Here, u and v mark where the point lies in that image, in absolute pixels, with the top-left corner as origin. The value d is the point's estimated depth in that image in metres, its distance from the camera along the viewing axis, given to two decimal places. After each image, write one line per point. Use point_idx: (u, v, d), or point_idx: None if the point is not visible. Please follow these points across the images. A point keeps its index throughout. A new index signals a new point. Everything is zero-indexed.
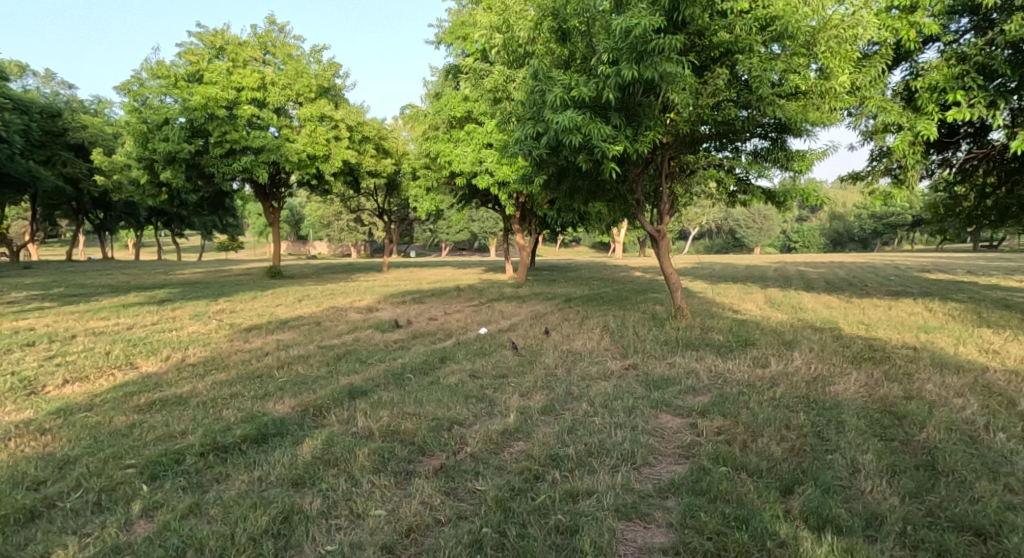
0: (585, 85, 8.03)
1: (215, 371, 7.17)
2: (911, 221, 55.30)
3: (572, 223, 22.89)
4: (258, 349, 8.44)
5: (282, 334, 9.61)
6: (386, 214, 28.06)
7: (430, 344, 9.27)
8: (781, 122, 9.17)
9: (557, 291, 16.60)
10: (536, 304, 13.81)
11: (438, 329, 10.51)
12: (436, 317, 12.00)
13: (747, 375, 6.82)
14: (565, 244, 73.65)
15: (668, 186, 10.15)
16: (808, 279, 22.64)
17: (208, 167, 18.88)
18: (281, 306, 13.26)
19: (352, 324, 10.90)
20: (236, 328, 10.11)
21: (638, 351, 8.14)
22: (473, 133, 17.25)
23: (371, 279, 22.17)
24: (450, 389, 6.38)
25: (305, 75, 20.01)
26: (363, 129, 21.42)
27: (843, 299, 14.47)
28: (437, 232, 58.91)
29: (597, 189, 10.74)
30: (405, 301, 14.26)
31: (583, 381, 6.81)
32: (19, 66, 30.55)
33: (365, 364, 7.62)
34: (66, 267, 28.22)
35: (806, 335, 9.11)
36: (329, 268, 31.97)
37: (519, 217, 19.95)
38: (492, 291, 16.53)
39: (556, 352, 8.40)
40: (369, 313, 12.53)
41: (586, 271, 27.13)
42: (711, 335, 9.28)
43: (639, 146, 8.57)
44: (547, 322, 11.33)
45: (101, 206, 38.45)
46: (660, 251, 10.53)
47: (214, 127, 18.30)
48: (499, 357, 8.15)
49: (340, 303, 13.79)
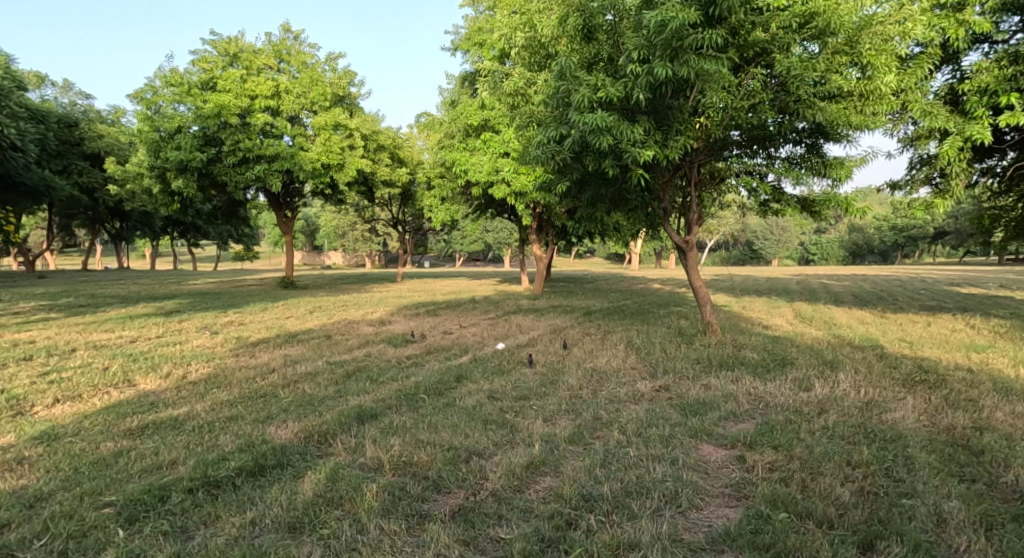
0: (614, 84, 7.72)
1: (216, 389, 6.70)
2: (933, 233, 54.17)
3: (590, 233, 22.38)
4: (264, 365, 7.98)
5: (291, 348, 9.15)
6: (401, 224, 27.72)
7: (445, 360, 8.79)
8: (819, 127, 8.67)
9: (577, 303, 16.06)
10: (555, 318, 13.29)
11: (454, 344, 10.03)
12: (451, 330, 11.52)
13: (792, 399, 6.26)
14: (579, 255, 73.12)
15: (696, 194, 9.65)
16: (834, 293, 21.92)
17: (221, 176, 18.61)
18: (292, 318, 12.83)
19: (364, 338, 10.44)
20: (243, 342, 9.66)
21: (669, 371, 7.60)
22: (490, 141, 16.85)
23: (385, 290, 21.75)
24: (467, 412, 5.88)
25: (320, 83, 19.74)
26: (378, 138, 21.08)
27: (877, 314, 13.82)
28: (451, 243, 58.59)
29: (621, 197, 10.28)
30: (419, 314, 13.80)
31: (612, 404, 6.28)
32: (37, 77, 30.67)
33: (376, 382, 7.13)
34: (80, 276, 28.10)
35: (847, 355, 8.52)
36: (344, 279, 31.66)
37: (536, 228, 19.46)
38: (509, 303, 16.04)
39: (580, 371, 7.88)
40: (381, 326, 12.08)
41: (603, 283, 26.57)
42: (745, 354, 8.73)
43: (670, 151, 8.09)
44: (567, 337, 10.80)
45: (117, 215, 38.42)
46: (688, 263, 9.98)
47: (227, 135, 18.07)
48: (519, 375, 7.64)
49: (353, 315, 13.35)
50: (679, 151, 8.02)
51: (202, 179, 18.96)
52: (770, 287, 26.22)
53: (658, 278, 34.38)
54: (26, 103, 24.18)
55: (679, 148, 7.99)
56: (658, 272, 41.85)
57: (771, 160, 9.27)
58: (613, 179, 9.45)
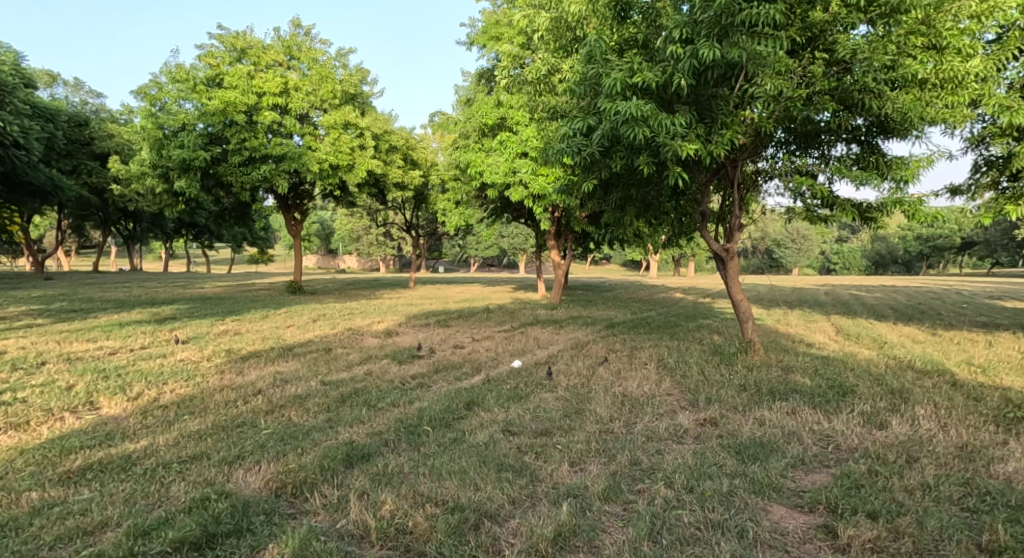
0: (652, 68, 6.78)
1: (189, 414, 5.79)
2: (961, 243, 52.38)
3: (611, 240, 21.38)
4: (250, 384, 7.07)
5: (286, 364, 8.23)
6: (414, 228, 26.83)
7: (457, 379, 7.86)
8: (882, 121, 7.64)
9: (597, 314, 15.06)
10: (576, 331, 12.30)
11: (466, 360, 9.08)
12: (463, 344, 10.54)
13: (868, 441, 5.26)
14: (595, 262, 72.11)
15: (739, 195, 8.63)
16: (869, 306, 20.71)
17: (226, 176, 17.83)
18: (293, 328, 11.93)
19: (367, 351, 9.53)
20: (234, 354, 8.77)
21: (713, 400, 6.62)
22: (507, 141, 15.92)
23: (395, 297, 20.85)
24: (479, 452, 4.95)
25: (330, 80, 18.89)
26: (390, 138, 20.23)
27: (927, 331, 12.68)
28: (465, 247, 57.80)
29: (651, 198, 9.29)
30: (429, 324, 12.87)
31: (651, 443, 5.32)
32: (49, 75, 30.25)
33: (376, 408, 6.21)
34: (87, 278, 27.46)
35: (914, 382, 7.49)
36: (356, 284, 30.84)
37: (554, 233, 18.48)
38: (525, 313, 15.07)
39: (609, 397, 6.92)
40: (388, 337, 11.16)
41: (622, 292, 25.51)
42: (795, 379, 7.72)
43: (714, 147, 7.10)
44: (591, 354, 9.80)
45: (128, 216, 37.92)
46: (730, 272, 8.97)
47: (233, 134, 17.31)
48: (540, 402, 6.68)
49: (358, 325, 12.45)
50: (725, 147, 7.03)
51: (207, 179, 18.19)
52: (797, 298, 25.03)
53: (678, 287, 33.19)
54: (33, 100, 23.56)
55: (725, 143, 7.00)
56: (677, 281, 40.73)
57: (815, 158, 8.22)
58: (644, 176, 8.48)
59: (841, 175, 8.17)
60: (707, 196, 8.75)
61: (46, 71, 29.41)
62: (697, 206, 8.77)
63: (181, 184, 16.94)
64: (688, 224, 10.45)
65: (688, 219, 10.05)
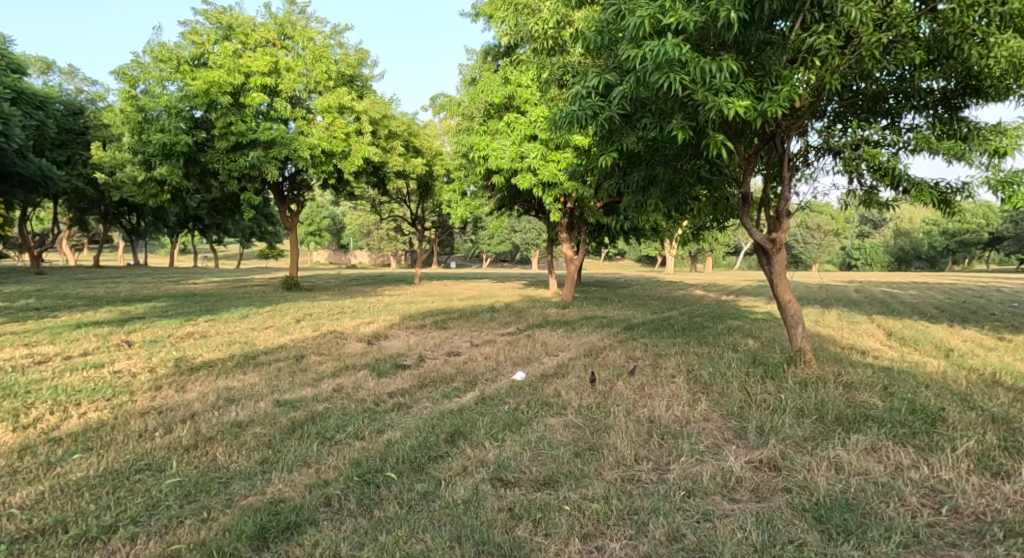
0: (689, 6, 5.42)
1: (80, 451, 4.43)
2: (989, 239, 49.26)
3: (628, 232, 19.87)
4: (184, 405, 5.68)
5: (240, 377, 6.84)
6: (420, 221, 25.51)
7: (446, 397, 6.47)
8: (973, 76, 6.20)
9: (614, 314, 13.61)
10: (590, 333, 10.86)
11: (460, 371, 7.70)
12: (460, 351, 9.14)
13: (995, 503, 3.86)
14: (608, 258, 70.59)
15: (788, 172, 7.19)
16: (910, 305, 18.94)
17: (212, 164, 16.66)
18: (271, 330, 10.56)
19: (346, 359, 8.16)
20: (184, 363, 7.40)
21: (767, 434, 5.19)
22: (514, 122, 14.56)
23: (397, 294, 19.48)
24: (455, 521, 3.58)
25: (324, 60, 17.50)
26: (389, 123, 18.83)
27: (992, 335, 11.06)
28: (477, 244, 56.42)
29: (677, 181, 7.95)
30: (425, 326, 11.48)
31: (692, 504, 3.92)
32: (44, 63, 29.22)
33: (332, 439, 4.85)
34: (80, 272, 26.32)
35: (1013, 406, 5.99)
36: (361, 280, 29.55)
37: (566, 226, 17.01)
38: (534, 313, 13.68)
39: (632, 426, 5.48)
40: (375, 342, 9.78)
41: (639, 289, 23.90)
42: (861, 399, 6.26)
43: (769, 106, 5.68)
44: (608, 363, 8.38)
45: (129, 211, 36.84)
46: (776, 267, 7.50)
47: (220, 117, 16.14)
48: (545, 432, 5.27)
49: (345, 326, 11.05)
50: (781, 106, 5.65)
51: (192, 167, 17.01)
52: (826, 295, 23.27)
53: (697, 283, 31.42)
54: (18, 85, 22.34)
55: (782, 100, 5.64)
56: (695, 278, 38.84)
57: (884, 128, 6.78)
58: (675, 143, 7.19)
59: (915, 146, 6.69)
60: (749, 173, 7.32)
61: (40, 58, 28.34)
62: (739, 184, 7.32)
63: (162, 171, 15.73)
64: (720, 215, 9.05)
65: (720, 208, 8.63)
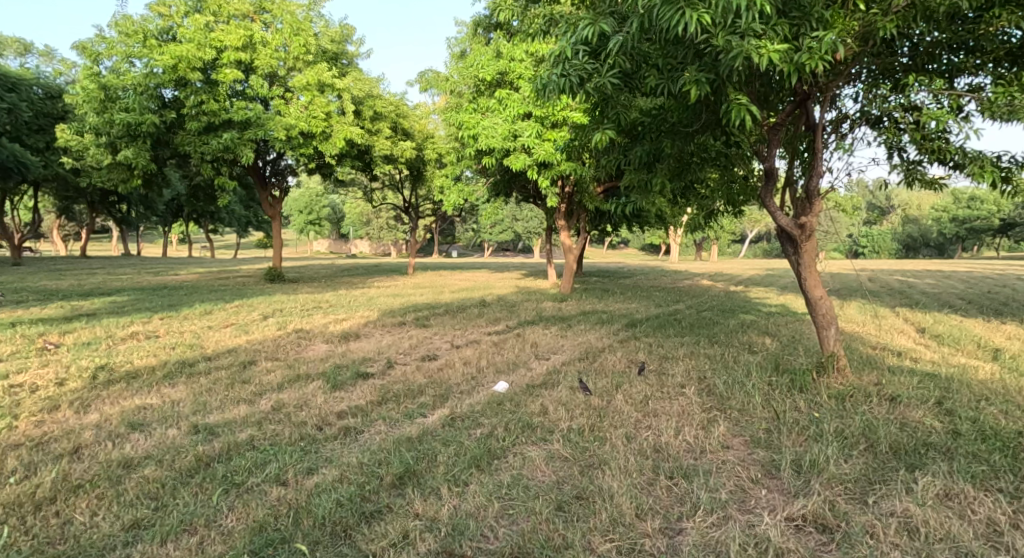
0: None
1: None
2: (1000, 225, 47.00)
3: (631, 218, 18.69)
4: (75, 432, 4.57)
5: (163, 392, 5.71)
6: (413, 209, 24.37)
7: (408, 417, 5.36)
8: None
9: (615, 308, 12.47)
10: (588, 331, 9.75)
11: (433, 381, 6.58)
12: (438, 354, 8.02)
13: None
14: (612, 247, 69.59)
15: (823, 142, 6.02)
16: (932, 296, 17.66)
17: (183, 147, 15.49)
18: (231, 329, 9.43)
19: (302, 365, 7.04)
20: (103, 372, 6.27)
21: (805, 473, 4.08)
22: (506, 99, 13.40)
23: (385, 286, 18.36)
24: None
25: (304, 33, 16.26)
26: (374, 102, 17.65)
27: None
28: (478, 232, 55.31)
29: (685, 158, 6.87)
30: (405, 323, 10.37)
31: None
32: (23, 45, 27.96)
33: (243, 487, 3.77)
34: (60, 264, 25.22)
35: None
36: (355, 270, 28.42)
37: (564, 212, 15.85)
38: (527, 307, 12.56)
39: (633, 461, 4.38)
40: (345, 343, 8.66)
41: (642, 279, 22.72)
42: (915, 418, 5.13)
43: (805, 57, 4.58)
44: (607, 369, 7.26)
45: (119, 201, 35.73)
46: (805, 258, 6.32)
47: (190, 96, 15.00)
48: (522, 472, 4.18)
49: (314, 325, 9.89)
50: (821, 58, 4.56)
51: (162, 151, 15.87)
52: (838, 286, 22.12)
53: (703, 273, 30.14)
54: None
55: (823, 51, 4.55)
56: (701, 267, 37.52)
57: (938, 89, 5.66)
58: (687, 104, 6.15)
59: (974, 108, 5.58)
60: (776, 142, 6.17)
61: (17, 40, 27.09)
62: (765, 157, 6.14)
63: (126, 154, 14.48)
64: (733, 206, 7.86)
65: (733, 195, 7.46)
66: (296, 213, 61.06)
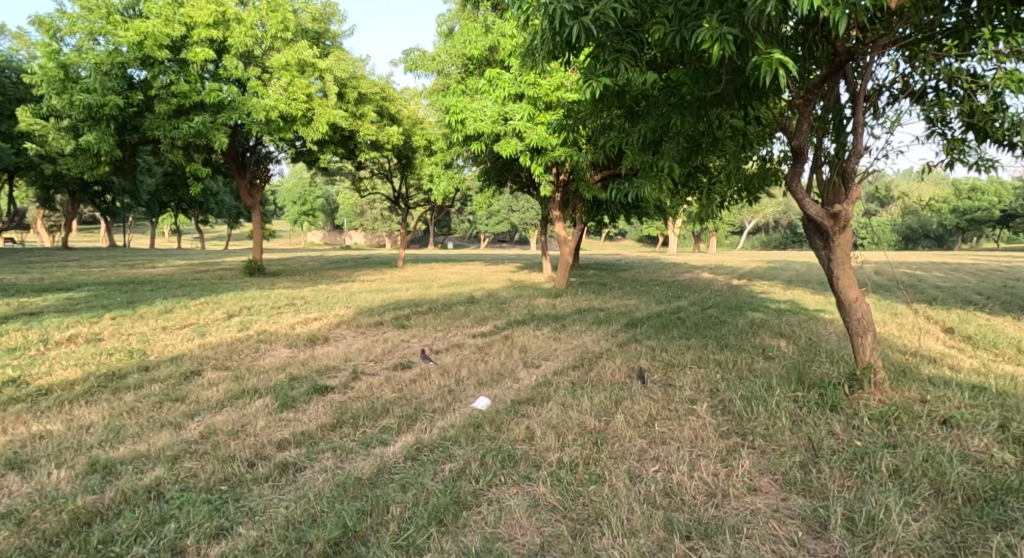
0: None
1: None
2: (1001, 217, 46.20)
3: (629, 206, 17.75)
4: None
5: (71, 415, 4.75)
6: (403, 198, 23.35)
7: (364, 448, 4.42)
8: None
9: (613, 306, 11.54)
10: (583, 333, 8.80)
11: (403, 397, 5.63)
12: (413, 361, 7.07)
13: None
14: (609, 239, 68.93)
15: (864, 116, 5.06)
16: (945, 290, 16.75)
17: (152, 131, 14.37)
18: (186, 332, 8.43)
19: (251, 377, 6.06)
20: (7, 388, 5.28)
21: (865, 539, 3.30)
22: (496, 78, 12.41)
23: (371, 280, 17.44)
24: None
25: (282, 9, 15.19)
26: (358, 84, 16.66)
27: None
28: (475, 222, 54.34)
29: (697, 135, 5.98)
30: (382, 323, 9.40)
31: None
32: None
33: None
34: (32, 256, 24.07)
35: None
36: (344, 263, 27.39)
37: (559, 201, 14.88)
38: (517, 304, 11.62)
39: (637, 516, 3.48)
40: (311, 347, 7.70)
41: (640, 272, 21.79)
42: (980, 449, 4.21)
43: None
44: (605, 382, 6.31)
45: (102, 192, 34.49)
46: (837, 252, 5.38)
47: (158, 76, 13.95)
48: (496, 541, 3.29)
49: (280, 327, 8.90)
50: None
51: (129, 136, 14.81)
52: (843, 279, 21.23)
53: (703, 265, 29.29)
54: None
55: None
56: (700, 258, 36.68)
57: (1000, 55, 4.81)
58: (703, 65, 5.31)
59: None
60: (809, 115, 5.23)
61: None
62: (797, 133, 5.19)
63: (87, 138, 13.37)
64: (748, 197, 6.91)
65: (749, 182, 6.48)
66: (289, 203, 59.91)
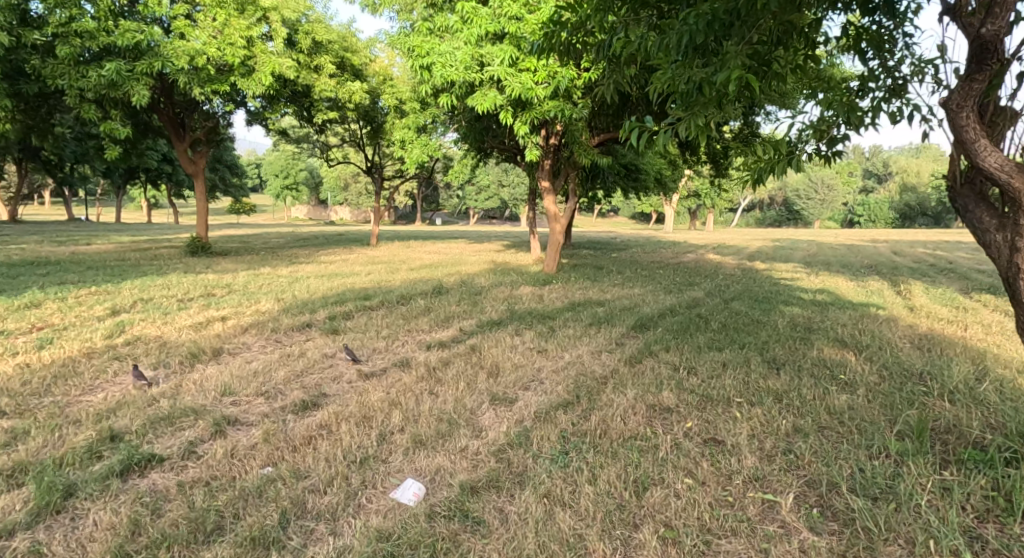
0: None
1: None
2: None
3: (630, 174, 15.29)
4: None
5: None
6: (374, 168, 20.73)
7: None
8: None
9: (613, 298, 9.25)
10: (578, 341, 6.48)
11: (273, 483, 3.31)
12: (326, 395, 4.72)
13: None
14: (601, 215, 66.88)
15: None
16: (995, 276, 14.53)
17: (54, 80, 11.61)
18: (19, 342, 5.96)
19: (32, 438, 3.68)
20: None
21: None
22: (470, 12, 9.89)
23: (330, 261, 15.00)
24: None
25: None
26: (312, 29, 14.11)
27: None
28: (463, 197, 51.71)
29: (766, 41, 3.85)
30: (310, 326, 7.01)
31: None
32: None
33: None
34: None
35: None
36: (315, 240, 24.74)
37: (548, 168, 12.36)
38: (494, 295, 9.29)
39: None
40: (185, 368, 5.35)
41: (640, 253, 19.39)
42: None
43: None
44: (614, 438, 4.00)
45: (54, 162, 31.31)
46: None
47: (56, 11, 11.35)
48: None
49: (164, 333, 6.45)
50: None
51: (23, 86, 12.10)
52: (865, 261, 18.97)
53: (706, 244, 27.05)
54: None
55: None
56: (698, 236, 34.54)
57: None
58: None
59: None
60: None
61: None
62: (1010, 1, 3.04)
63: None
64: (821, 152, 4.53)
65: (826, 125, 4.20)
66: (271, 177, 57.10)
